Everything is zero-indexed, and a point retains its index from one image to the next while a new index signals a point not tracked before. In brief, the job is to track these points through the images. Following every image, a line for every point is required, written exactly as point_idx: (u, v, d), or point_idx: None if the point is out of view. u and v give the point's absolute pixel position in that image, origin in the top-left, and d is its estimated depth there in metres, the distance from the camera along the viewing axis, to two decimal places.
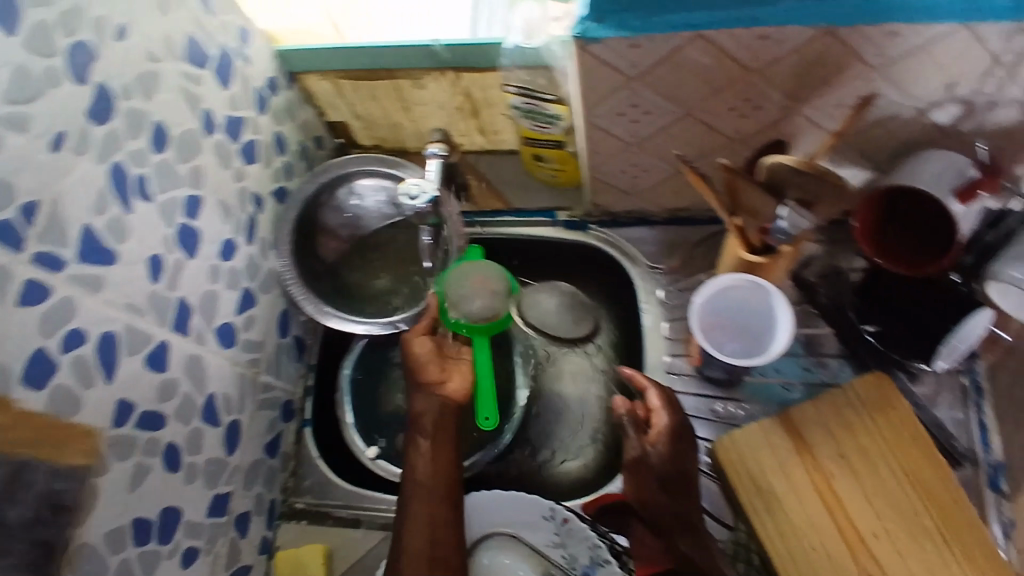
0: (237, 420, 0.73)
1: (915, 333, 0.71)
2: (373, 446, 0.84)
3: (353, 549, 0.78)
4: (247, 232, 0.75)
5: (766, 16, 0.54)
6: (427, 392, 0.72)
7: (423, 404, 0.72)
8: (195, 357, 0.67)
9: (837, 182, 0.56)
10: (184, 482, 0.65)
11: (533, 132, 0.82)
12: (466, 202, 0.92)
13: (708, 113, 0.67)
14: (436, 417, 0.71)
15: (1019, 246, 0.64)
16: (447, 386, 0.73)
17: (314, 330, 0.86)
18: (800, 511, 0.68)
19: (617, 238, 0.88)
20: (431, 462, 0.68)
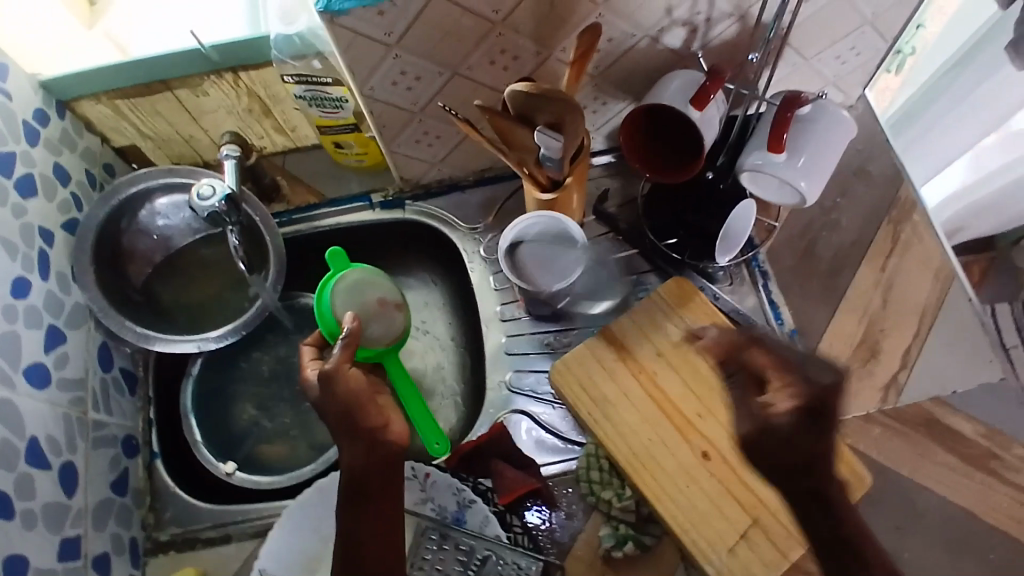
0: (71, 462, 0.69)
1: (699, 235, 0.81)
2: (230, 461, 0.83)
3: (227, 567, 0.76)
4: (40, 269, 0.72)
5: None
6: (363, 439, 0.62)
7: (352, 454, 0.62)
8: (6, 399, 0.63)
9: (563, 97, 0.60)
10: (23, 530, 0.61)
11: (325, 120, 0.84)
12: (280, 203, 0.93)
13: (472, 70, 0.72)
14: (370, 473, 0.61)
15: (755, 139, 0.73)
16: (392, 429, 0.64)
17: (146, 360, 0.84)
18: (632, 410, 0.74)
19: (433, 208, 0.91)
20: (374, 526, 0.59)
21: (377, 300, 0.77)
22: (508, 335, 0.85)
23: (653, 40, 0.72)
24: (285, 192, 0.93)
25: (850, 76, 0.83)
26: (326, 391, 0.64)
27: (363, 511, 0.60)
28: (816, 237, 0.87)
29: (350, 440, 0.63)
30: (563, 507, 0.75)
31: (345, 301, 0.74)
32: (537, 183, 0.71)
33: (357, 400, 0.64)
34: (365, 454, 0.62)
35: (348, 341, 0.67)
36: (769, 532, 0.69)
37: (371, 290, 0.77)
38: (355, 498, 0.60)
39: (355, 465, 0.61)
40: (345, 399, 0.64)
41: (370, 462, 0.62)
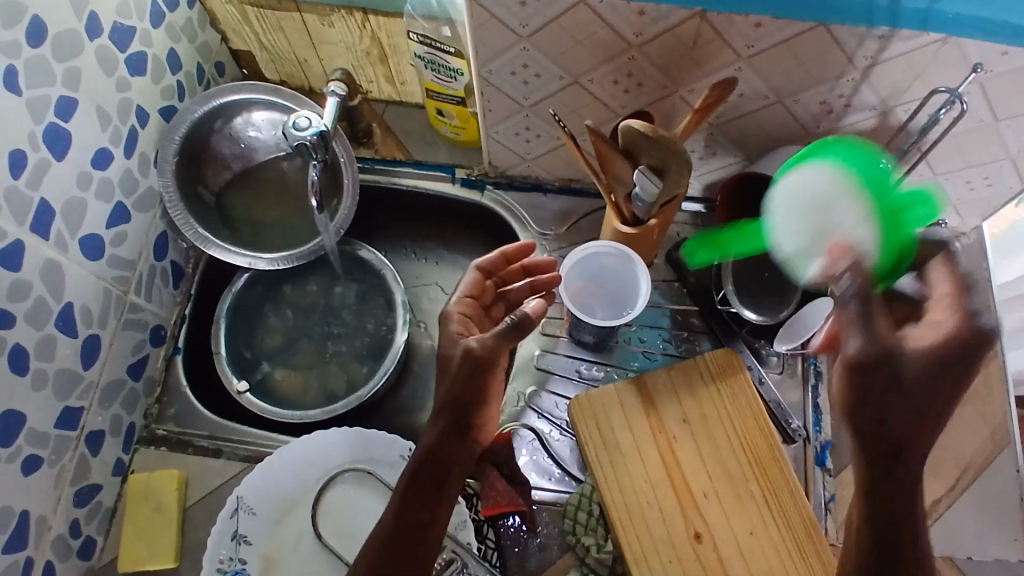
0: (98, 335, 0.71)
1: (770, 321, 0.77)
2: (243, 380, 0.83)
3: (209, 479, 0.77)
4: (125, 146, 0.73)
5: None
6: (455, 426, 0.58)
7: (435, 436, 0.58)
8: (55, 262, 0.65)
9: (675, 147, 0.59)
10: (31, 389, 0.63)
11: (435, 85, 0.84)
12: (367, 149, 0.93)
13: (592, 82, 0.71)
14: (441, 458, 0.57)
15: None
16: (485, 429, 0.60)
17: (197, 259, 0.85)
18: (639, 463, 0.73)
19: (509, 201, 0.90)
20: (417, 513, 0.54)
21: (854, 217, 0.55)
22: (542, 349, 0.84)
23: (782, 107, 0.69)
24: (375, 140, 0.93)
25: (974, 205, 0.78)
26: (464, 369, 0.59)
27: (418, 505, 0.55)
28: None
29: (441, 421, 0.58)
30: (541, 533, 0.74)
31: (829, 175, 0.58)
32: (620, 216, 0.70)
33: (470, 390, 0.58)
34: (454, 446, 0.58)
35: (513, 324, 0.58)
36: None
37: (866, 218, 0.54)
38: (421, 483, 0.56)
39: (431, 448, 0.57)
40: (461, 392, 0.58)
41: (452, 456, 0.57)
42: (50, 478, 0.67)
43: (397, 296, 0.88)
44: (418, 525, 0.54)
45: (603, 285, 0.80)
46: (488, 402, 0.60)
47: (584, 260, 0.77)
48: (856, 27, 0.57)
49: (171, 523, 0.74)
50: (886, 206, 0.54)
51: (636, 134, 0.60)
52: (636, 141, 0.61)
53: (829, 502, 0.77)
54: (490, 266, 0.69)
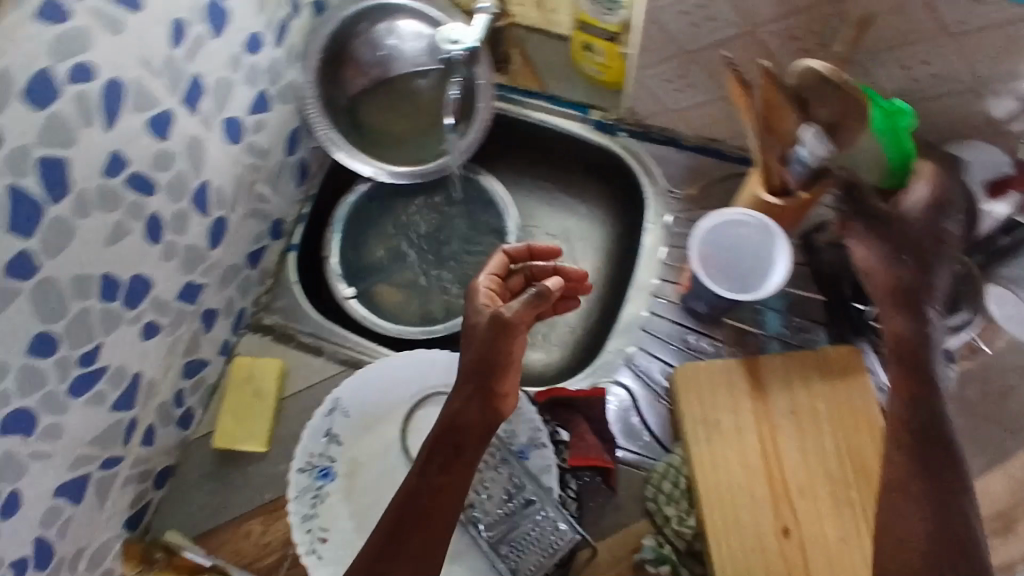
0: (225, 218, 0.72)
1: None
2: (350, 287, 0.87)
3: (307, 375, 0.79)
4: (277, 34, 0.73)
5: None
6: (480, 394, 0.58)
7: (460, 403, 0.58)
8: (197, 138, 0.66)
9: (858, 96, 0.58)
10: (162, 257, 0.65)
11: (589, 17, 0.80)
12: (503, 75, 0.90)
13: (772, 34, 0.65)
14: (465, 427, 0.57)
15: None
16: (508, 402, 0.59)
17: (321, 161, 0.86)
18: (735, 446, 0.70)
19: (640, 150, 0.86)
20: (437, 483, 0.54)
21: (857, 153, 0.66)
22: (650, 311, 0.81)
23: (976, 97, 0.65)
24: (513, 67, 0.90)
25: None
26: (487, 335, 0.57)
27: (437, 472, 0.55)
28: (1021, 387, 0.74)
29: (468, 389, 0.58)
30: (618, 495, 0.73)
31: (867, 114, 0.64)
32: (770, 184, 0.67)
33: (494, 355, 0.57)
34: (476, 414, 0.57)
35: (536, 293, 0.56)
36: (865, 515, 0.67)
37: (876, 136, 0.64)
38: (444, 449, 0.56)
39: (456, 416, 0.57)
40: (485, 354, 0.57)
41: (474, 426, 0.57)
42: (166, 346, 0.69)
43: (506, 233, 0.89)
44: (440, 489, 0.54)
45: (730, 266, 0.76)
46: (510, 366, 0.58)
47: (715, 233, 0.73)
48: None
49: (267, 411, 0.77)
50: (881, 113, 0.62)
51: (815, 76, 0.59)
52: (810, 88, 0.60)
53: None
54: (518, 256, 0.66)
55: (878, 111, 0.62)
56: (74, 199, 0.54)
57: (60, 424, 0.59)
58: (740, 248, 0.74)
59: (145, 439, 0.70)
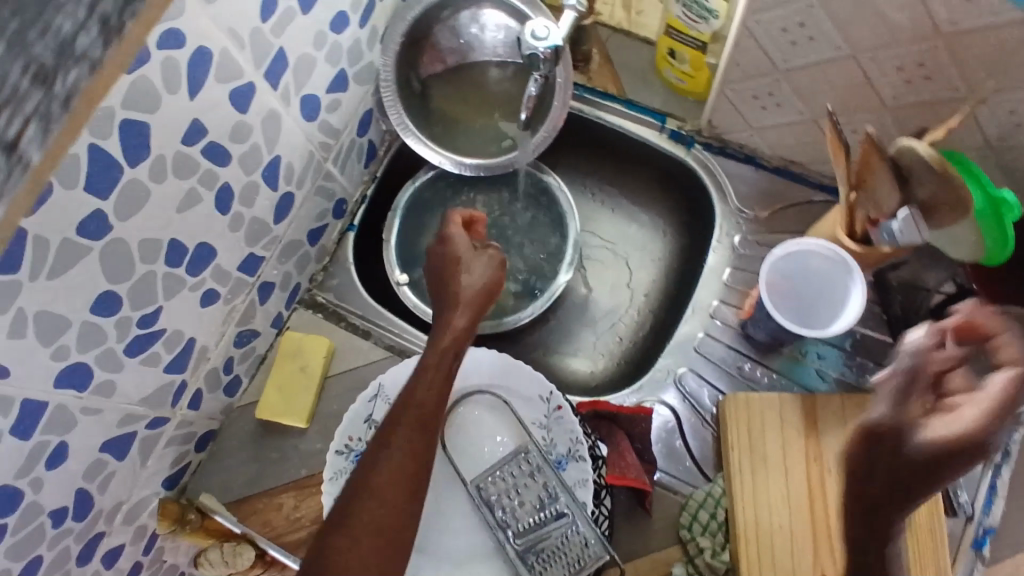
0: (292, 194, 0.73)
1: None
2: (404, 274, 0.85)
3: (353, 356, 0.80)
4: (363, 15, 0.73)
5: None
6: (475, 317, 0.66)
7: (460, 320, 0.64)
8: (275, 113, 0.66)
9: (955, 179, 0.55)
10: (229, 228, 0.66)
11: (679, 23, 0.77)
12: (581, 74, 0.88)
13: (874, 63, 0.62)
14: (463, 341, 0.64)
15: None
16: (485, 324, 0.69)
17: (390, 144, 0.86)
18: (781, 484, 0.67)
19: (715, 165, 0.83)
20: (433, 389, 0.59)
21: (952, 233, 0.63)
22: (705, 333, 0.79)
23: None
24: (591, 66, 0.87)
25: None
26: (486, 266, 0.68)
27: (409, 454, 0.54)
28: None
29: (466, 311, 0.65)
30: (652, 516, 0.72)
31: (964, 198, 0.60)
32: (850, 230, 0.66)
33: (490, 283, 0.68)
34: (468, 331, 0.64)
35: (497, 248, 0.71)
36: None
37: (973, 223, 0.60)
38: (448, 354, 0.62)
39: (459, 329, 0.63)
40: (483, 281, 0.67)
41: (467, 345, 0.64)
42: (223, 314, 0.71)
43: (570, 236, 0.86)
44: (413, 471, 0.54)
45: (799, 302, 0.74)
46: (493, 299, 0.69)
47: (786, 263, 0.71)
48: None
49: (312, 387, 0.78)
50: (986, 200, 0.58)
51: (921, 160, 0.58)
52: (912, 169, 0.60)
53: None
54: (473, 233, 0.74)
55: (981, 197, 0.58)
56: (152, 161, 0.54)
57: (114, 381, 0.60)
58: (811, 283, 0.72)
59: (191, 402, 0.72)
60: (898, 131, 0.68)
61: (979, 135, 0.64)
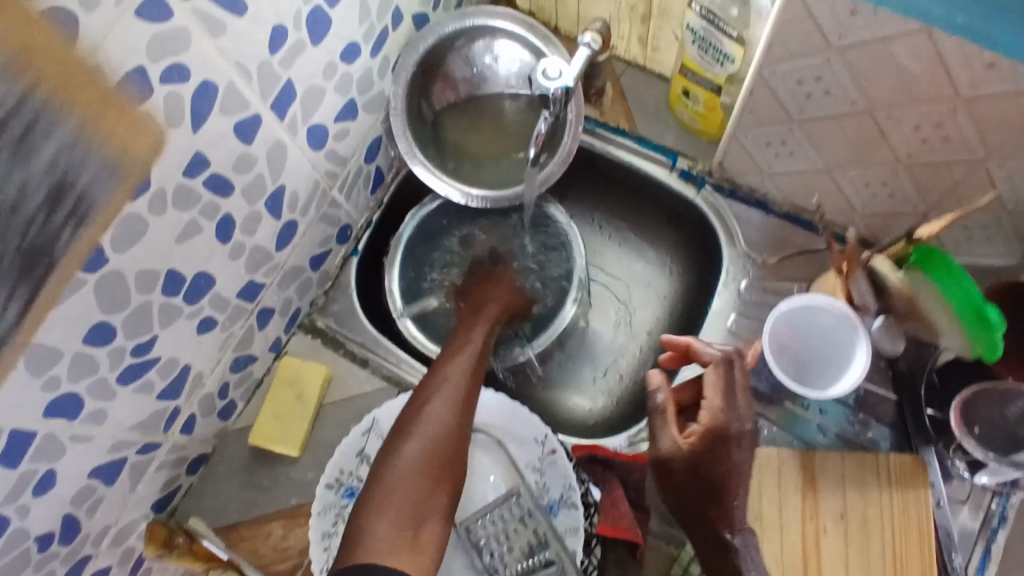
0: (295, 222, 0.72)
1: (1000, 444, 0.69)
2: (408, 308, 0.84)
3: (350, 385, 0.79)
4: (375, 45, 0.72)
5: (1003, 46, 0.49)
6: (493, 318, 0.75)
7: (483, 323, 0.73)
8: (280, 143, 0.65)
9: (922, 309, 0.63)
10: (229, 257, 0.66)
11: (695, 64, 0.75)
12: (593, 108, 0.87)
13: (890, 120, 0.61)
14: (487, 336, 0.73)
15: None
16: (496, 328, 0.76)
17: (398, 170, 0.85)
18: (774, 542, 0.67)
19: (724, 208, 0.82)
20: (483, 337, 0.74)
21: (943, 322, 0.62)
22: None
23: None
24: (603, 100, 0.87)
25: None
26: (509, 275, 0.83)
27: (413, 475, 0.60)
28: None
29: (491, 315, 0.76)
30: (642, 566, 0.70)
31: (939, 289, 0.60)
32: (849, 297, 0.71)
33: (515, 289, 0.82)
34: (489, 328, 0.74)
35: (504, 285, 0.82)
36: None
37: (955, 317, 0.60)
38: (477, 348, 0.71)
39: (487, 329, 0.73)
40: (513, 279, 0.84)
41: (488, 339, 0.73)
42: (219, 340, 0.70)
43: (575, 271, 0.85)
44: (421, 489, 0.60)
45: (803, 374, 0.73)
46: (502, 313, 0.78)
47: (793, 321, 0.72)
48: None
49: (306, 416, 0.77)
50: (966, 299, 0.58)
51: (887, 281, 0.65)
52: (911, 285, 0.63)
53: None
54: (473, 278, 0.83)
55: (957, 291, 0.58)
56: (153, 196, 0.54)
57: (106, 409, 0.60)
58: (819, 350, 0.72)
59: (184, 426, 0.71)
60: (914, 187, 0.67)
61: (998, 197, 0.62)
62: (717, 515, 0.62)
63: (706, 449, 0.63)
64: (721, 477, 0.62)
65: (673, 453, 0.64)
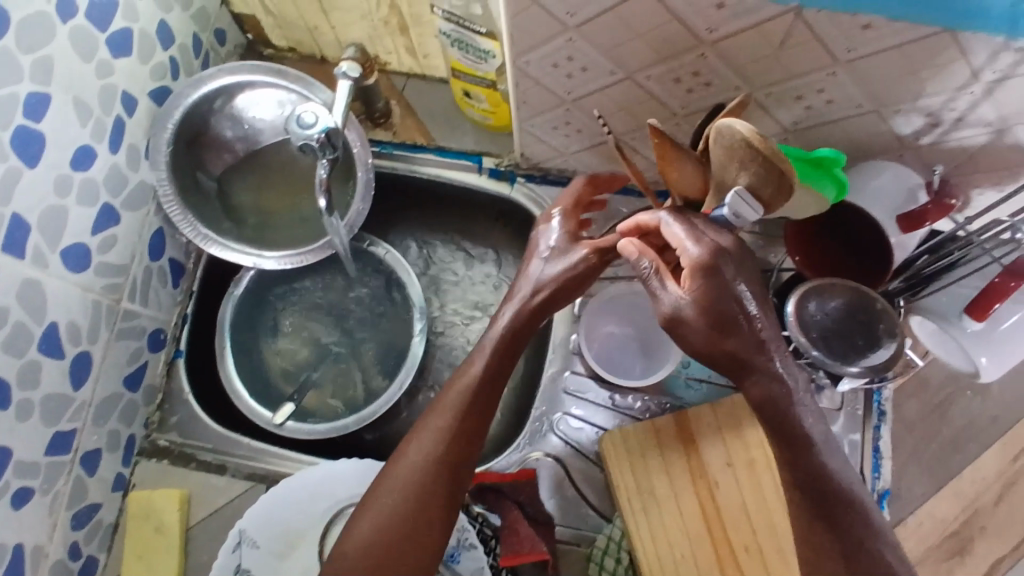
0: (88, 352, 0.66)
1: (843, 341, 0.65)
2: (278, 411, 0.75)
3: (213, 498, 0.73)
4: (112, 139, 0.67)
5: None
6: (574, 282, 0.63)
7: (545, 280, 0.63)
8: (34, 281, 0.59)
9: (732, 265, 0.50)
10: (16, 420, 0.59)
11: (463, 65, 0.73)
12: (384, 130, 0.83)
13: (648, 79, 0.60)
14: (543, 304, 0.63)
15: (963, 272, 0.62)
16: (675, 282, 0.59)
17: (198, 254, 0.79)
18: (675, 513, 0.66)
19: (542, 197, 0.80)
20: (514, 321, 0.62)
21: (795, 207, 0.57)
22: (570, 372, 0.77)
23: (879, 117, 0.58)
24: (394, 120, 0.83)
25: None
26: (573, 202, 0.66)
27: (404, 496, 0.53)
28: (956, 396, 0.74)
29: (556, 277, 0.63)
30: None
31: None
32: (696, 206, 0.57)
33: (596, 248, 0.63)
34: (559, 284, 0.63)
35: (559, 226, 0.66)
36: (865, 545, 0.48)
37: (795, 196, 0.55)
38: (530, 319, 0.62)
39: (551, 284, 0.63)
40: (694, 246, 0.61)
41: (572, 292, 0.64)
42: (45, 506, 0.63)
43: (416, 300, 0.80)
44: (409, 515, 0.53)
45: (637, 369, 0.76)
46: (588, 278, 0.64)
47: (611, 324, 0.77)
48: (993, 36, 0.46)
49: (174, 546, 0.70)
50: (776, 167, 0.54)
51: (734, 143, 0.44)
52: (730, 144, 0.45)
53: None
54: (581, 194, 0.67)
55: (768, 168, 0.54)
56: None
57: None
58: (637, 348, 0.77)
59: None
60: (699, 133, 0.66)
61: (775, 122, 0.62)
62: (750, 352, 0.51)
63: (711, 293, 0.50)
64: (733, 315, 0.51)
65: (683, 310, 0.50)
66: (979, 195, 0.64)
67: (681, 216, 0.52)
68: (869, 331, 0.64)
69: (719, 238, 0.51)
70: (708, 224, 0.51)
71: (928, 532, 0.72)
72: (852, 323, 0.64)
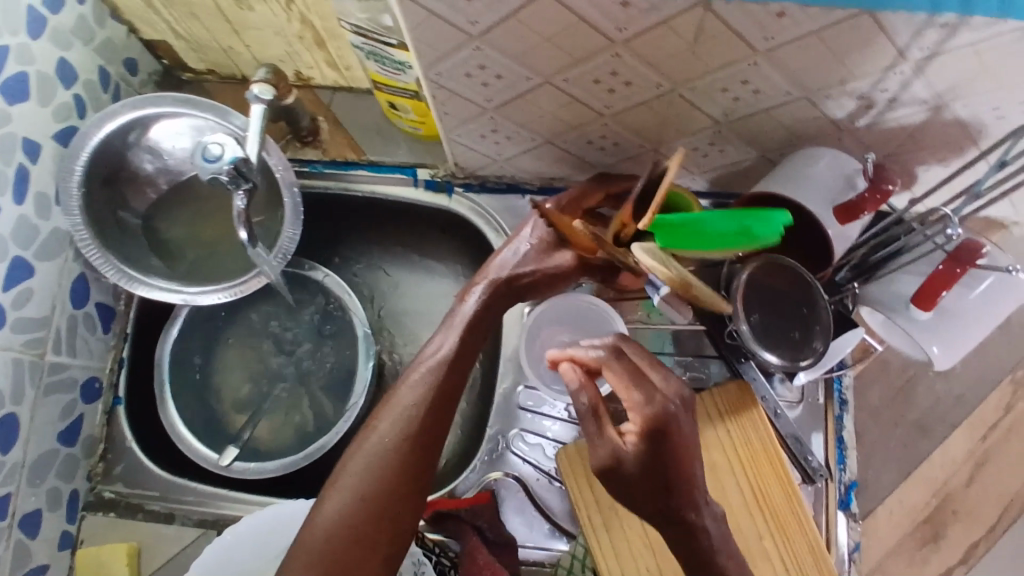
0: (14, 414, 0.63)
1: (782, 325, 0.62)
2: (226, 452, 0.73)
3: (164, 548, 0.70)
4: (14, 189, 0.63)
5: None
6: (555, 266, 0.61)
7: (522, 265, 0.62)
8: None
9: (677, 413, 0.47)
10: None
11: (383, 77, 0.69)
12: (314, 150, 0.80)
13: (567, 82, 0.57)
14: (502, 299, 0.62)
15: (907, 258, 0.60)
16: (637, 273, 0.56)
17: (130, 295, 0.76)
18: (638, 527, 0.64)
19: (484, 207, 0.77)
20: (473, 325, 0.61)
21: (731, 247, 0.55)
22: (525, 385, 0.74)
23: (811, 103, 0.55)
24: (323, 138, 0.80)
25: None
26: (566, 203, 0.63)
27: (380, 471, 0.54)
28: (918, 377, 0.74)
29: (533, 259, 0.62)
30: None
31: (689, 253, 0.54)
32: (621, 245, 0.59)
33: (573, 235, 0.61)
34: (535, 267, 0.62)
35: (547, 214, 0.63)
36: None
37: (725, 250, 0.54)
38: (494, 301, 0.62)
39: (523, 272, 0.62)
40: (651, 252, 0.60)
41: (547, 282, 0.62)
42: None
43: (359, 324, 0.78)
44: (383, 489, 0.53)
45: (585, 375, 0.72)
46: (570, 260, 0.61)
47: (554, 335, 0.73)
48: (913, 15, 0.43)
49: None
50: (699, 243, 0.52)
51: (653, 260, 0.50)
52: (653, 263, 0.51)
53: (853, 551, 0.70)
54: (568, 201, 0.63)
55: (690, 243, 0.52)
56: None
57: None
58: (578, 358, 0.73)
59: None
60: (630, 132, 0.64)
61: (706, 117, 0.60)
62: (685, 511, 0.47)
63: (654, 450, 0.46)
64: (677, 473, 0.46)
65: (622, 462, 0.46)
66: (924, 173, 0.62)
67: (619, 360, 0.51)
68: (806, 324, 0.62)
69: (663, 394, 0.48)
70: (661, 377, 0.49)
71: (900, 519, 0.72)
72: (789, 316, 0.61)
